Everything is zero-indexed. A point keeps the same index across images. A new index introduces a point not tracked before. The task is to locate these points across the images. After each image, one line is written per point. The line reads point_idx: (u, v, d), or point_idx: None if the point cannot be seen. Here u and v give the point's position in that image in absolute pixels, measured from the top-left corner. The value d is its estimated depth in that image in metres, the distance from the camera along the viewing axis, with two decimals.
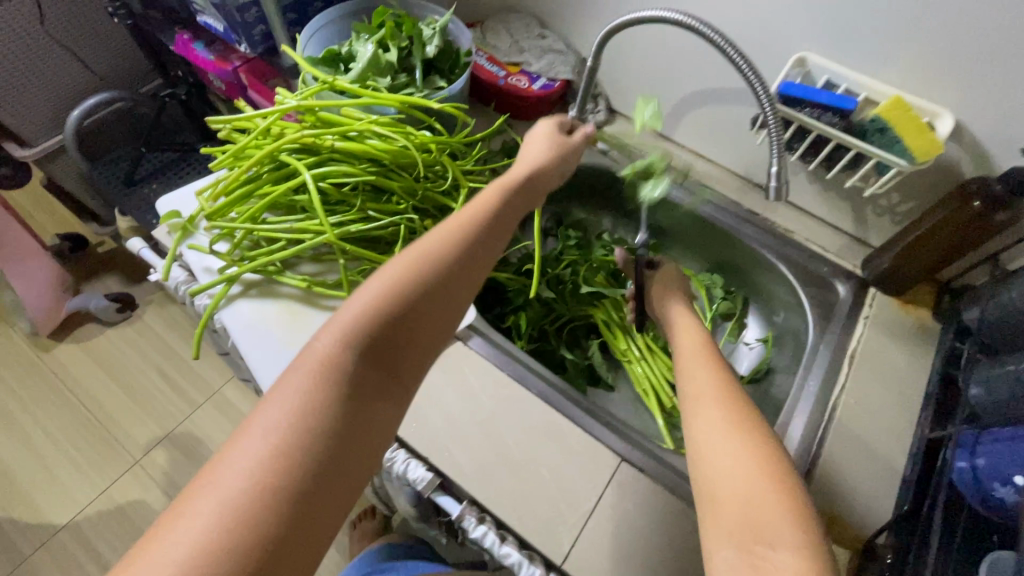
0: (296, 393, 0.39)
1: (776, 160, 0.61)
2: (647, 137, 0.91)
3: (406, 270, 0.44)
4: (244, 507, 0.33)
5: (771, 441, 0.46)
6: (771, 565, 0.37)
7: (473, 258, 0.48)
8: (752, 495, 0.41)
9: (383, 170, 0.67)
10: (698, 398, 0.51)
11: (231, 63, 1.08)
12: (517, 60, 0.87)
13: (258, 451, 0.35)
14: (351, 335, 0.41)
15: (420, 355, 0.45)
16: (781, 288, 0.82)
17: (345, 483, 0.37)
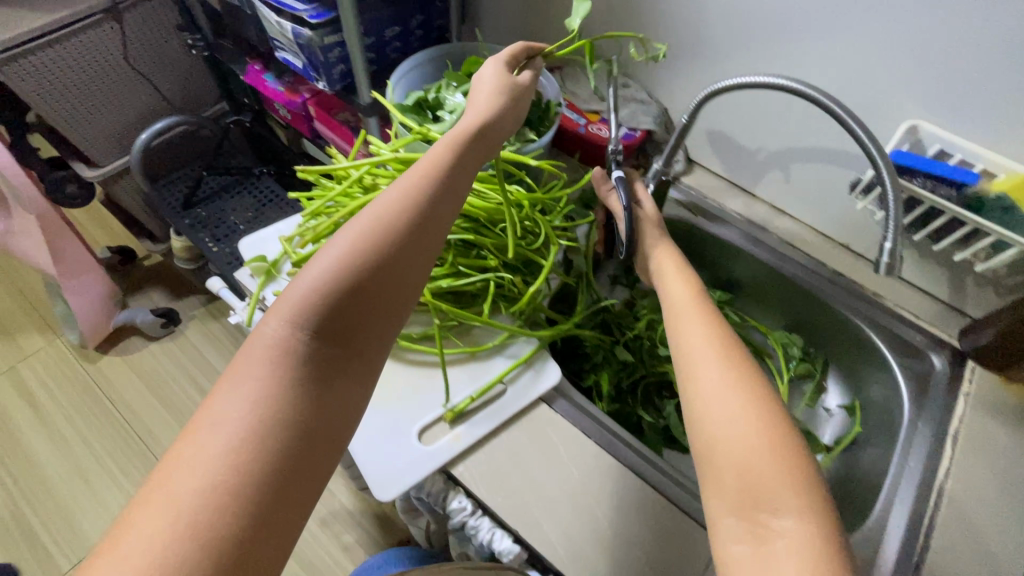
0: (253, 383, 0.41)
1: (892, 234, 0.58)
2: (726, 189, 0.90)
3: (350, 250, 0.45)
4: (218, 479, 0.37)
5: (767, 398, 0.46)
6: (775, 533, 0.40)
7: (423, 228, 0.48)
8: (753, 462, 0.43)
9: (476, 226, 0.68)
10: (690, 355, 0.51)
11: (300, 95, 1.09)
12: (597, 109, 0.86)
13: (221, 441, 0.38)
14: (301, 321, 0.43)
15: (378, 330, 0.46)
16: (868, 354, 0.78)
17: (306, 457, 0.41)
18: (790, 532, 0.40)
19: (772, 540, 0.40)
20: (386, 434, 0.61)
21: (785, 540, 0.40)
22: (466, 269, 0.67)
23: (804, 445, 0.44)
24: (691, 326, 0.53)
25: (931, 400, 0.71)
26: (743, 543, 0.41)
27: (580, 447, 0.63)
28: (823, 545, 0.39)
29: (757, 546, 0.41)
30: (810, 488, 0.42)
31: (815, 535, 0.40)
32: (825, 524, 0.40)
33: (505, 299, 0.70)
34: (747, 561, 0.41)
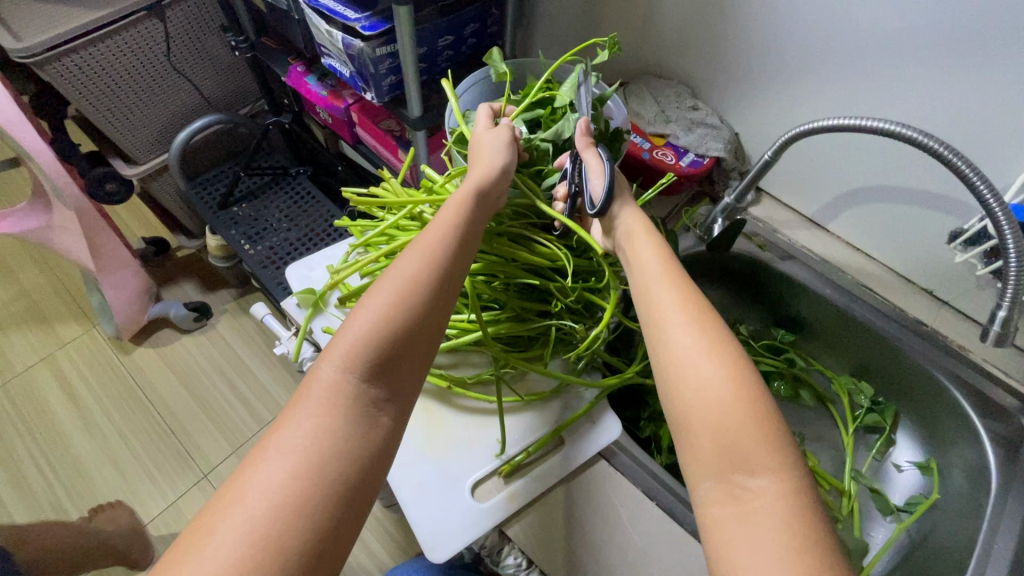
0: (307, 421, 0.42)
1: (1007, 302, 0.54)
2: (796, 223, 0.85)
3: (395, 294, 0.46)
4: (276, 523, 0.37)
5: (741, 359, 0.44)
6: (751, 492, 0.39)
7: (458, 269, 0.50)
8: (727, 424, 0.41)
9: (538, 268, 0.64)
10: (662, 322, 0.47)
11: (344, 100, 1.04)
12: (663, 132, 0.82)
13: (281, 477, 0.39)
14: (352, 360, 0.44)
15: (422, 364, 0.47)
16: (948, 411, 0.72)
17: (360, 489, 0.41)
18: (766, 491, 0.39)
19: (750, 502, 0.39)
20: (439, 489, 0.58)
21: (761, 499, 0.39)
22: (525, 313, 0.63)
23: (773, 403, 0.42)
24: (661, 289, 0.49)
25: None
26: (721, 505, 0.40)
27: (641, 510, 0.59)
28: (797, 503, 0.38)
29: (737, 509, 0.39)
30: (783, 445, 0.41)
31: (790, 492, 0.39)
32: (799, 482, 0.39)
33: (563, 343, 0.66)
34: (725, 524, 0.39)
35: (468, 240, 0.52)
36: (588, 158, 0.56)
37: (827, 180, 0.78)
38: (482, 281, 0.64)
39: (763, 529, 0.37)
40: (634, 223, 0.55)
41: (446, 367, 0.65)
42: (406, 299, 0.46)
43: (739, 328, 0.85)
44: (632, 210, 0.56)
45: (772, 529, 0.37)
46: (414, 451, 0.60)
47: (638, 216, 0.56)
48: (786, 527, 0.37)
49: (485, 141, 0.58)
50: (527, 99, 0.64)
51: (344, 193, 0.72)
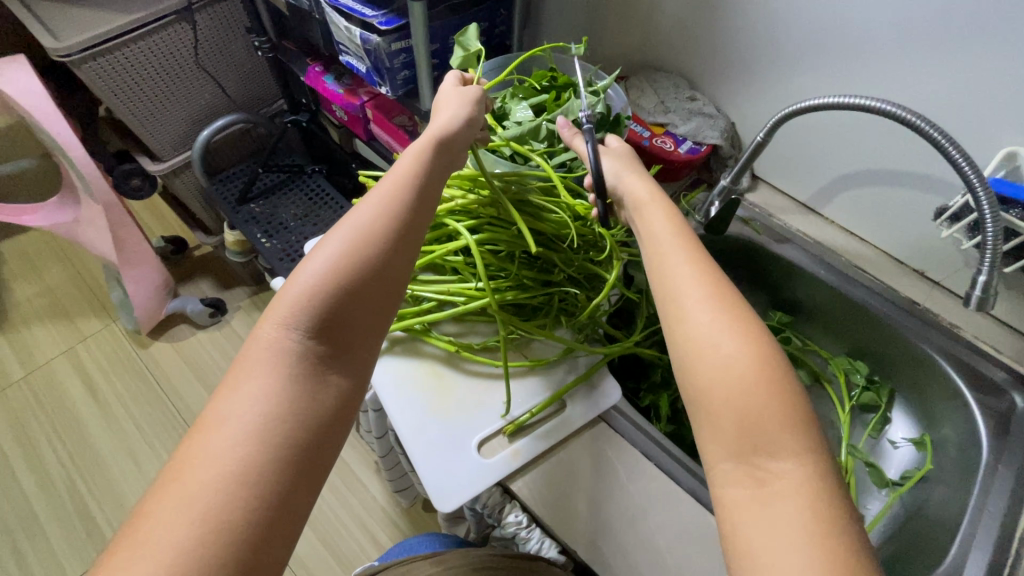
0: (253, 378, 0.46)
1: (986, 267, 0.56)
2: (793, 209, 0.88)
3: (344, 254, 0.49)
4: (232, 464, 0.41)
5: (762, 338, 0.45)
6: (774, 475, 0.40)
7: (410, 229, 0.53)
8: (749, 405, 0.43)
9: (542, 238, 0.67)
10: (678, 299, 0.48)
11: (359, 97, 1.10)
12: (662, 121, 0.86)
13: (232, 426, 0.43)
14: (292, 319, 0.48)
15: (367, 318, 0.51)
16: (941, 387, 0.74)
17: (317, 437, 0.46)
18: (789, 475, 0.40)
19: (771, 484, 0.40)
20: (445, 445, 0.61)
21: (783, 482, 0.40)
22: (530, 282, 0.66)
23: (795, 385, 0.44)
24: (679, 264, 0.50)
25: (1013, 443, 0.66)
26: (739, 486, 0.41)
27: (641, 470, 0.61)
28: (819, 486, 0.40)
29: (756, 490, 0.41)
30: (803, 424, 0.42)
31: (812, 476, 0.40)
32: (821, 467, 0.40)
33: (566, 312, 0.69)
34: (744, 504, 0.41)
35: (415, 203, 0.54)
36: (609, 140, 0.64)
37: (821, 166, 0.82)
38: (488, 252, 0.67)
39: (784, 512, 0.39)
40: (647, 196, 0.56)
41: (455, 335, 0.68)
42: (351, 260, 0.49)
43: None
44: (631, 175, 0.58)
45: (795, 513, 0.38)
46: (423, 411, 0.63)
47: (655, 191, 0.57)
48: (809, 510, 0.39)
49: (441, 105, 0.61)
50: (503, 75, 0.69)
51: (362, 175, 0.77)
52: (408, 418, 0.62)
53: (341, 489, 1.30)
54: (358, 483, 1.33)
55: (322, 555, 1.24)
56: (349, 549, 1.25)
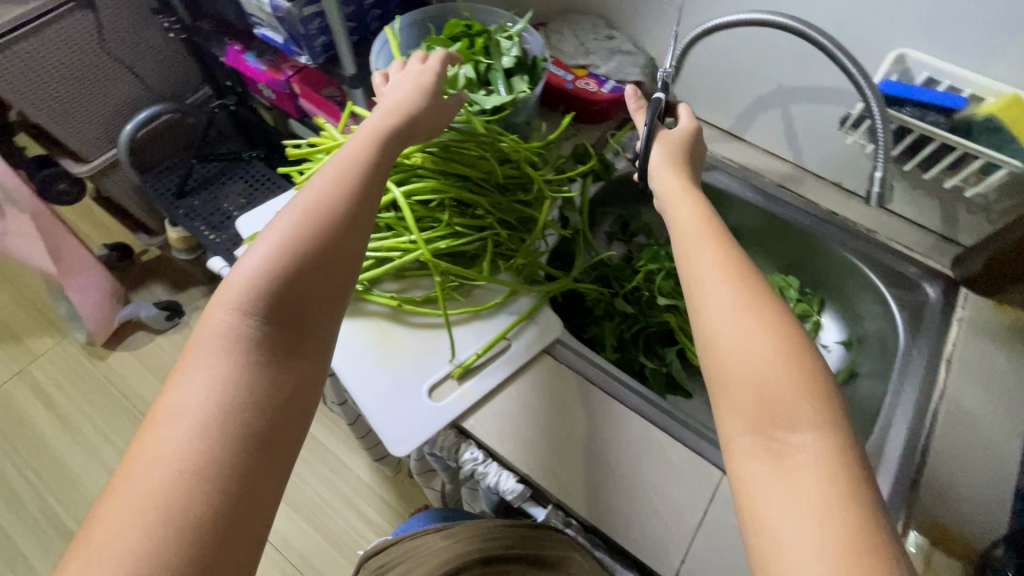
0: (202, 367, 0.42)
1: (881, 163, 0.60)
2: (718, 137, 0.91)
3: (294, 230, 0.46)
4: (186, 458, 0.38)
5: (784, 320, 0.43)
6: (793, 449, 0.39)
7: (363, 200, 0.50)
8: (770, 383, 0.41)
9: (469, 184, 0.67)
10: (698, 280, 0.47)
11: (283, 73, 1.07)
12: (583, 64, 0.86)
13: (183, 418, 0.39)
14: (243, 303, 0.44)
15: (325, 297, 0.48)
16: (863, 290, 0.80)
17: (277, 422, 0.42)
18: (808, 447, 0.38)
19: (789, 456, 0.38)
20: (396, 395, 0.62)
21: (803, 455, 0.38)
22: (462, 228, 0.66)
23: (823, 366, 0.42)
24: (700, 250, 0.49)
25: (924, 331, 0.73)
26: (758, 460, 0.39)
27: (588, 395, 0.64)
28: (840, 461, 0.38)
29: (772, 463, 0.39)
30: (826, 399, 0.40)
31: (831, 451, 0.38)
32: (840, 441, 0.39)
33: (503, 256, 0.70)
34: (761, 478, 0.38)
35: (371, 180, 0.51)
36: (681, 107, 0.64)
37: (739, 91, 0.84)
38: (418, 202, 0.66)
39: (802, 484, 0.37)
40: (676, 187, 0.56)
41: (397, 292, 0.69)
42: (302, 238, 0.46)
43: None
44: (667, 170, 0.58)
45: (816, 487, 0.37)
46: (372, 367, 0.64)
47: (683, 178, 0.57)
48: (828, 483, 0.37)
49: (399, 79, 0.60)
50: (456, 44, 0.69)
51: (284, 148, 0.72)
52: (357, 375, 0.63)
53: (323, 471, 1.32)
54: (339, 462, 1.34)
55: (313, 535, 1.26)
56: (337, 526, 1.27)
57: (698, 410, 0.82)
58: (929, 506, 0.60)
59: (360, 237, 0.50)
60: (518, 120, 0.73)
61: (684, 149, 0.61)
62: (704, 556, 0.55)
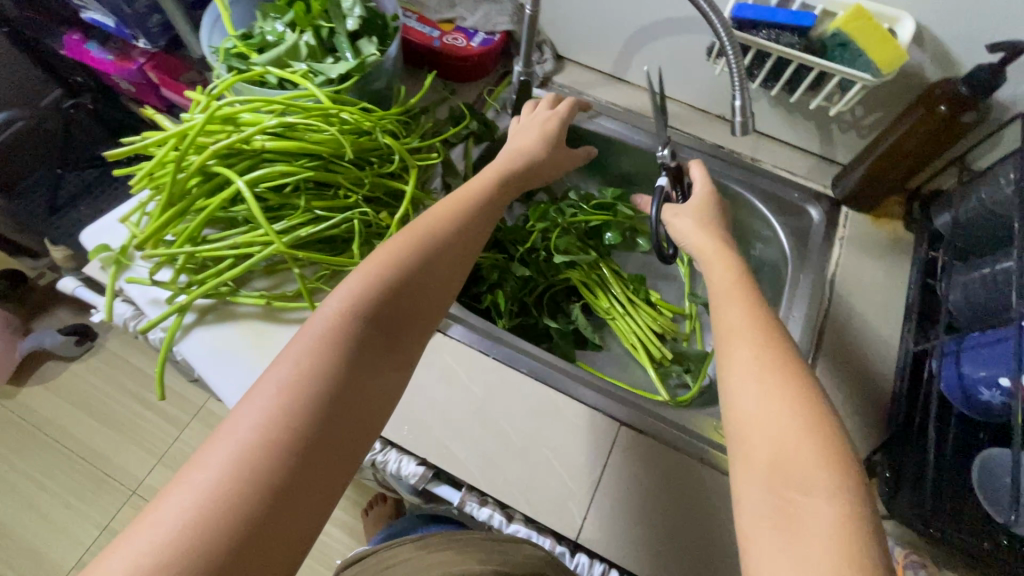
0: (302, 351, 0.42)
1: (739, 90, 0.57)
2: (601, 81, 0.88)
3: (405, 251, 0.48)
4: (265, 439, 0.37)
5: (804, 385, 0.41)
6: (803, 513, 0.36)
7: (458, 238, 0.52)
8: (788, 445, 0.39)
9: (324, 163, 0.62)
10: (729, 335, 0.46)
11: (134, 61, 0.94)
12: (449, 17, 0.80)
13: (275, 396, 0.39)
14: (354, 302, 0.45)
15: (419, 319, 0.48)
16: (755, 219, 0.80)
17: (356, 430, 0.41)
18: (819, 514, 0.36)
19: (797, 519, 0.36)
20: None
21: (814, 517, 0.36)
22: (324, 212, 0.62)
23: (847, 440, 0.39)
24: (728, 308, 0.48)
25: (809, 252, 0.74)
26: (770, 521, 0.37)
27: (481, 367, 0.63)
28: (855, 530, 0.35)
29: (783, 525, 0.36)
30: (848, 470, 0.38)
31: (847, 517, 0.35)
32: (855, 506, 0.36)
33: (376, 236, 0.65)
34: (773, 540, 0.36)
35: (466, 223, 0.53)
36: (693, 168, 0.67)
37: (613, 30, 0.81)
38: (268, 189, 0.61)
39: (810, 549, 0.34)
40: (709, 246, 0.56)
41: (268, 289, 0.65)
42: (412, 260, 0.48)
43: (571, 192, 0.87)
44: (699, 233, 0.58)
45: (822, 556, 0.34)
46: (249, 372, 0.60)
47: (712, 237, 0.57)
48: (844, 556, 0.34)
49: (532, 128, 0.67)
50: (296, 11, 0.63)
51: (106, 152, 0.61)
52: (233, 383, 0.60)
53: None
54: None
55: None
56: None
57: (608, 360, 0.83)
58: None
59: (449, 272, 0.50)
60: (378, 86, 0.68)
61: (708, 210, 0.62)
62: (602, 508, 0.56)
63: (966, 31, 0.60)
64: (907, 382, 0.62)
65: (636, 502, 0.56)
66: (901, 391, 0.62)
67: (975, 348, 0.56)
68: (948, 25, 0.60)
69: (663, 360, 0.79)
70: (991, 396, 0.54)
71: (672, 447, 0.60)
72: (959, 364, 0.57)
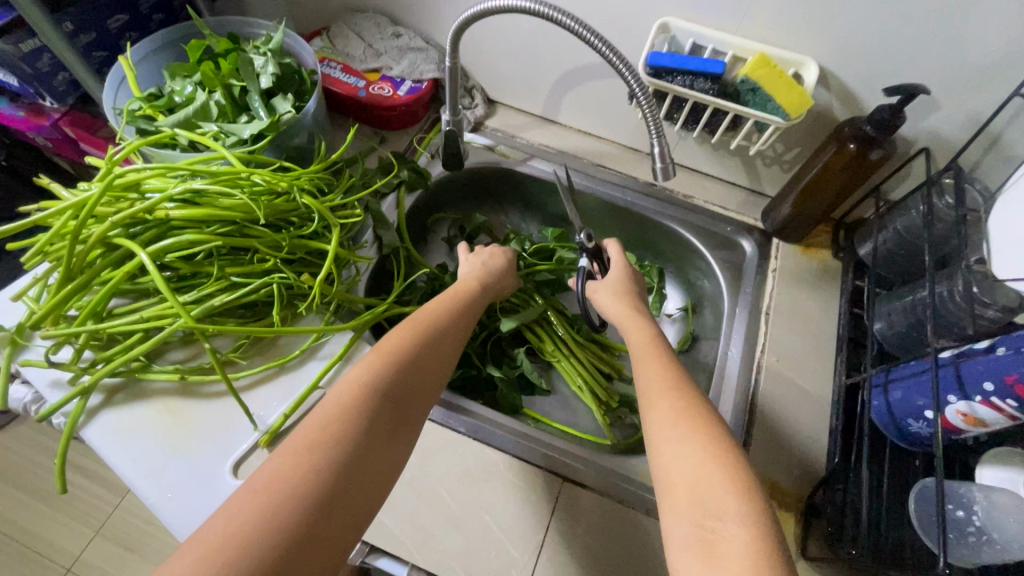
0: (324, 412, 0.43)
1: (656, 138, 0.58)
2: (534, 123, 0.89)
3: (416, 335, 0.52)
4: (285, 493, 0.37)
5: (707, 422, 0.44)
6: (721, 537, 0.36)
7: (455, 330, 0.56)
8: (696, 473, 0.40)
9: (238, 228, 0.59)
10: (644, 388, 0.50)
11: (47, 117, 0.87)
12: (375, 66, 0.80)
13: (296, 452, 0.40)
14: (375, 372, 0.47)
15: (427, 397, 0.50)
16: (691, 254, 0.81)
17: (368, 496, 0.41)
18: (734, 537, 0.36)
19: (718, 547, 0.36)
20: (191, 482, 0.54)
21: (728, 541, 0.36)
22: (240, 278, 0.59)
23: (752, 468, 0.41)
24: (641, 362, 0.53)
25: (744, 284, 0.75)
26: (692, 552, 0.36)
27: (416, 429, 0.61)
28: (768, 550, 0.35)
29: (705, 552, 0.36)
30: (755, 494, 0.39)
31: (757, 538, 0.36)
32: (767, 528, 0.37)
33: (299, 298, 0.63)
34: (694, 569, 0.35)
35: (462, 318, 0.58)
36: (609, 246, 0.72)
37: (540, 75, 0.82)
38: (179, 257, 0.57)
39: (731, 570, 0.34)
40: (620, 315, 0.62)
41: (183, 362, 0.61)
42: (420, 343, 0.52)
43: (512, 237, 0.86)
44: (615, 302, 0.64)
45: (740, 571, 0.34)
46: (161, 456, 0.56)
47: (629, 308, 0.62)
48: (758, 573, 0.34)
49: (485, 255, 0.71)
50: (206, 75, 0.62)
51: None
52: (142, 469, 0.55)
53: None
54: None
55: None
56: None
57: (556, 405, 0.81)
58: (761, 464, 0.61)
59: (447, 358, 0.54)
60: (297, 142, 0.67)
61: (624, 283, 0.67)
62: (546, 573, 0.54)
63: (865, 73, 0.63)
64: (843, 412, 0.63)
65: (581, 564, 0.54)
66: (838, 423, 0.62)
67: (901, 379, 0.57)
68: (850, 66, 0.63)
69: (611, 401, 0.78)
70: (919, 428, 0.55)
71: (615, 502, 0.58)
72: (888, 394, 0.57)
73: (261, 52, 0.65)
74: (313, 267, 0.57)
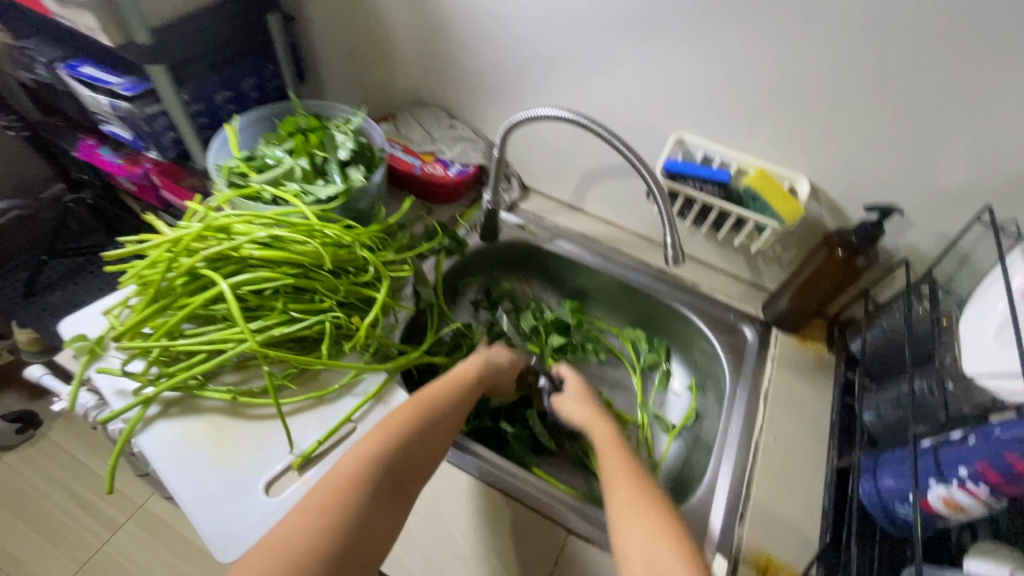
0: (334, 477, 0.51)
1: (669, 230, 0.67)
2: (560, 208, 1.00)
3: (420, 408, 0.60)
4: (298, 553, 0.44)
5: (666, 514, 0.51)
6: None
7: (456, 402, 0.64)
8: (657, 559, 0.47)
9: (304, 271, 0.69)
10: (613, 476, 0.57)
11: (140, 165, 1.02)
12: (431, 149, 0.94)
13: (309, 515, 0.47)
14: (381, 442, 0.55)
15: (425, 464, 0.57)
16: (696, 335, 0.88)
17: (367, 556, 0.48)
18: None
19: None
20: (227, 495, 0.59)
21: None
22: (299, 313, 0.67)
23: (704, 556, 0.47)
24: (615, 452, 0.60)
25: (744, 367, 0.82)
26: None
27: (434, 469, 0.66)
28: None
29: None
30: None
31: None
32: None
33: (345, 337, 0.71)
34: None
35: (465, 392, 0.66)
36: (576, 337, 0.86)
37: (570, 169, 0.95)
38: (250, 291, 0.66)
39: None
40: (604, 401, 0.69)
41: (234, 384, 0.68)
42: (423, 415, 0.60)
43: (534, 306, 0.95)
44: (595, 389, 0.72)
45: None
46: (204, 468, 0.61)
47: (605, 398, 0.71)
48: None
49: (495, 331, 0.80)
50: (296, 145, 0.75)
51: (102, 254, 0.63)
52: (185, 478, 0.60)
53: None
54: None
55: None
56: None
57: (561, 468, 0.85)
58: (756, 538, 0.64)
59: (446, 428, 0.61)
60: (361, 205, 0.79)
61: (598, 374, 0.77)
62: None
63: (850, 191, 0.73)
64: (835, 494, 0.67)
65: None
66: (830, 503, 0.66)
67: (888, 464, 0.61)
68: (837, 185, 0.74)
69: None
70: (905, 512, 0.58)
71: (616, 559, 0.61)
72: (877, 478, 0.61)
73: (342, 131, 0.79)
74: (364, 310, 0.66)
